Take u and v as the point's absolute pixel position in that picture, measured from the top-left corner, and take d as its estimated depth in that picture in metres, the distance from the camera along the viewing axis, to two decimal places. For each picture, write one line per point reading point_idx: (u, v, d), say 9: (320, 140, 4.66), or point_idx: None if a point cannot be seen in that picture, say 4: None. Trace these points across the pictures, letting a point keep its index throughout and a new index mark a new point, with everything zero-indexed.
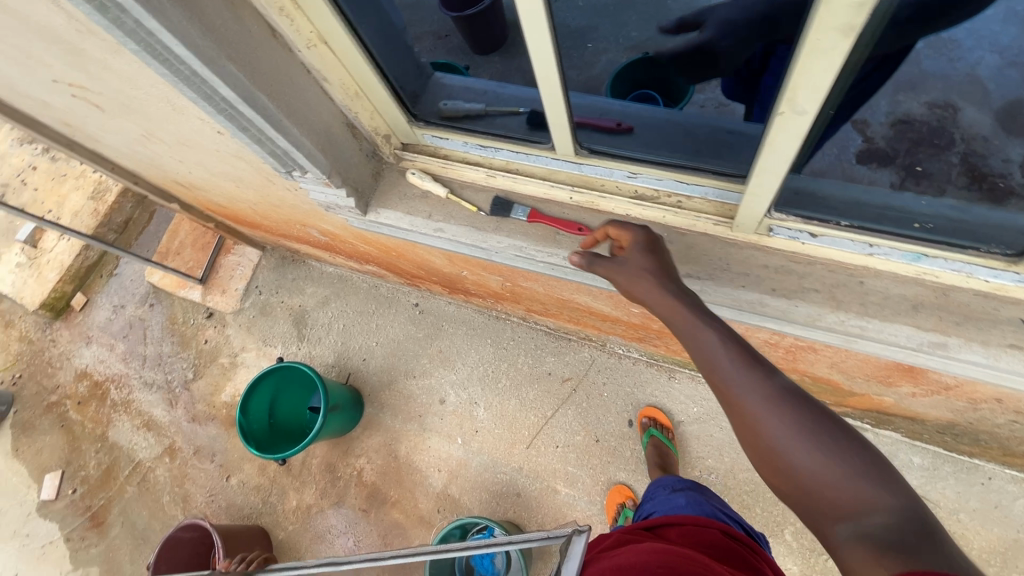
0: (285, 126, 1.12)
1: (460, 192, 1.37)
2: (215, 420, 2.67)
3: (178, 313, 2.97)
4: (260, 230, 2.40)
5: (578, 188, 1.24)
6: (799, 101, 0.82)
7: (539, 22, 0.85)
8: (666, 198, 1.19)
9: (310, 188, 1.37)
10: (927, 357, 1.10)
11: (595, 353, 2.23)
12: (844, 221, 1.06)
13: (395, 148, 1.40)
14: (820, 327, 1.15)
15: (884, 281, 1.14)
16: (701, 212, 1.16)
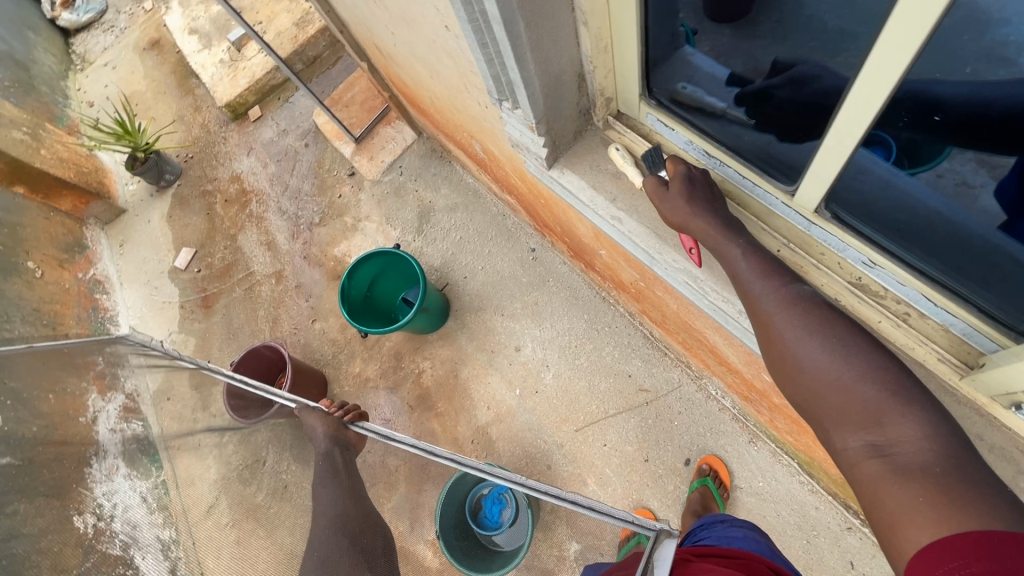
0: (526, 60, 1.08)
1: None
2: (322, 267, 2.90)
3: (327, 159, 3.17)
4: (426, 118, 2.43)
5: (794, 244, 1.14)
6: None
7: (891, 71, 0.76)
8: (893, 303, 1.05)
9: (509, 122, 1.34)
10: None
11: (684, 379, 2.10)
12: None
13: (609, 114, 1.33)
14: None
15: None
16: (930, 339, 1.01)
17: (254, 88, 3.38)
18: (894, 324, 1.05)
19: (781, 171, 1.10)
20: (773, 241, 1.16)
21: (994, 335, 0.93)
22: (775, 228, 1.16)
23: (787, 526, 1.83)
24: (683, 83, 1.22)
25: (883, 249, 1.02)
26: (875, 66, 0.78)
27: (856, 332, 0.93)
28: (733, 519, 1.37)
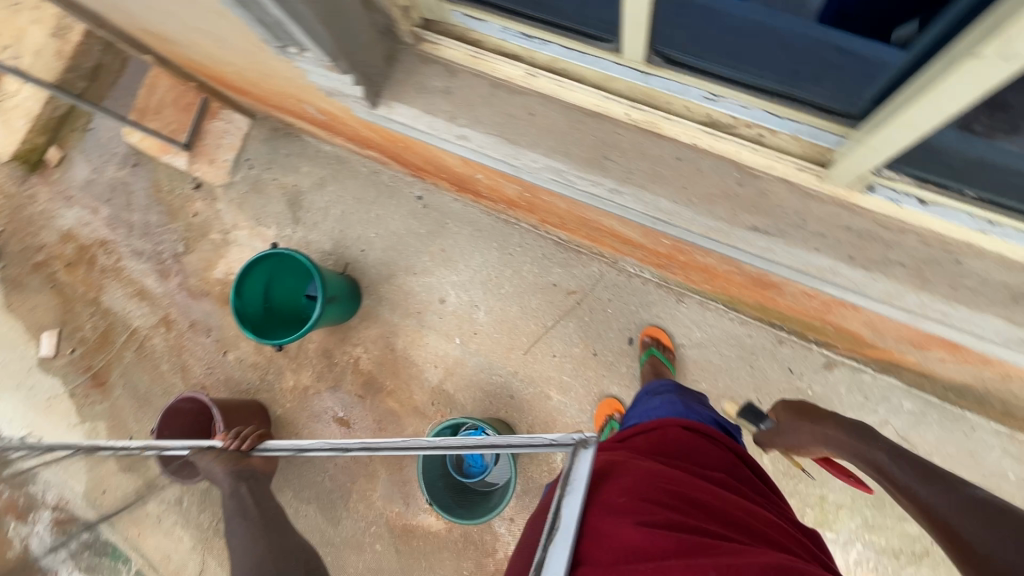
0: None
1: (495, 94, 1.17)
2: (209, 296, 2.62)
3: (163, 179, 2.77)
4: (248, 97, 2.13)
5: (637, 102, 1.08)
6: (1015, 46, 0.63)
7: None
8: (745, 129, 1.05)
9: (308, 69, 1.13)
10: (991, 346, 1.03)
11: (605, 269, 2.14)
12: (969, 190, 0.95)
13: (416, 26, 1.14)
14: (896, 305, 1.04)
15: (985, 263, 1.01)
16: (785, 152, 1.04)
17: (38, 127, 2.77)
18: (751, 150, 1.06)
19: (605, 32, 1.03)
20: (618, 107, 1.10)
21: (834, 128, 0.97)
22: (618, 95, 1.09)
23: (730, 361, 1.98)
24: None
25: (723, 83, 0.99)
26: None
27: (975, 494, 0.95)
28: (658, 389, 1.44)
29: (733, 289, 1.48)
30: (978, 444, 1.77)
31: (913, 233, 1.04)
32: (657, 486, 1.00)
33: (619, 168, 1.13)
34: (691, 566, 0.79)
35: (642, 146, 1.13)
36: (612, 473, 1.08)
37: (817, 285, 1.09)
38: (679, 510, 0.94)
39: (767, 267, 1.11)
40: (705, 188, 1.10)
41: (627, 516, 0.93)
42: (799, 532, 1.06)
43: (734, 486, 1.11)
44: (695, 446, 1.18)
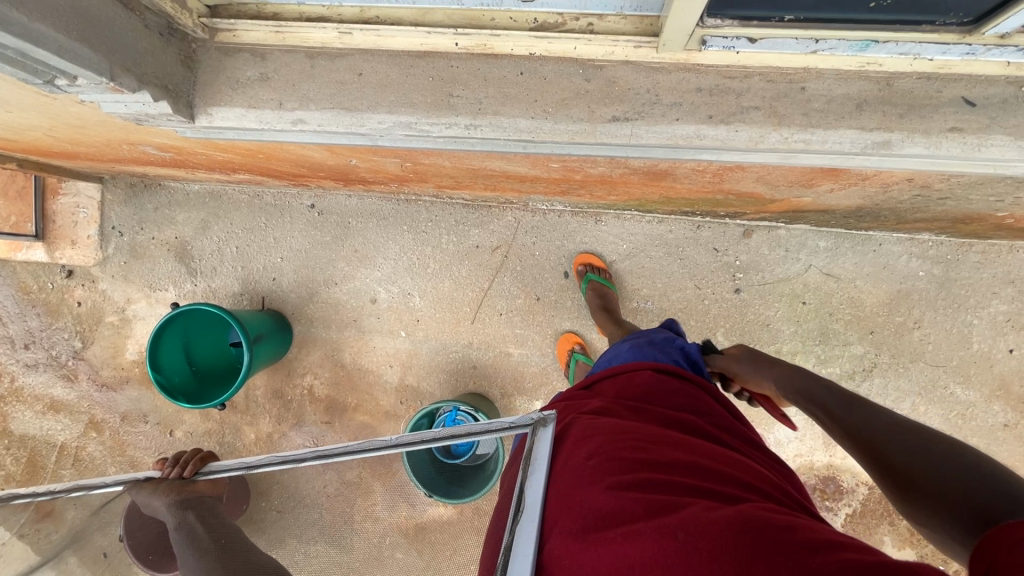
0: (8, 15, 0.74)
1: (314, 63, 1.05)
2: (131, 382, 2.41)
3: (28, 279, 2.46)
4: (81, 159, 1.89)
5: (461, 29, 0.95)
6: None
7: None
8: (573, 24, 0.94)
9: (95, 98, 1.01)
10: (866, 158, 1.00)
11: (519, 215, 2.12)
12: (791, 15, 0.84)
13: (200, 16, 1.02)
14: (761, 149, 1.00)
15: (826, 82, 0.97)
16: (619, 34, 0.93)
17: None
18: (586, 43, 0.95)
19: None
20: (443, 38, 0.98)
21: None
22: (438, 27, 0.96)
23: (661, 260, 2.04)
24: None
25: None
26: None
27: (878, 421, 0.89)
28: (629, 337, 1.50)
29: (638, 191, 1.49)
30: (888, 256, 1.92)
31: (756, 74, 0.98)
32: (628, 442, 0.95)
33: (469, 101, 1.03)
34: (659, 528, 0.73)
35: (481, 72, 1.03)
36: (579, 435, 1.04)
37: (690, 154, 1.04)
38: (651, 463, 0.89)
39: (642, 150, 1.04)
40: (556, 94, 1.01)
41: (598, 484, 0.88)
42: (776, 471, 1.01)
43: (705, 426, 1.07)
44: (663, 385, 1.18)
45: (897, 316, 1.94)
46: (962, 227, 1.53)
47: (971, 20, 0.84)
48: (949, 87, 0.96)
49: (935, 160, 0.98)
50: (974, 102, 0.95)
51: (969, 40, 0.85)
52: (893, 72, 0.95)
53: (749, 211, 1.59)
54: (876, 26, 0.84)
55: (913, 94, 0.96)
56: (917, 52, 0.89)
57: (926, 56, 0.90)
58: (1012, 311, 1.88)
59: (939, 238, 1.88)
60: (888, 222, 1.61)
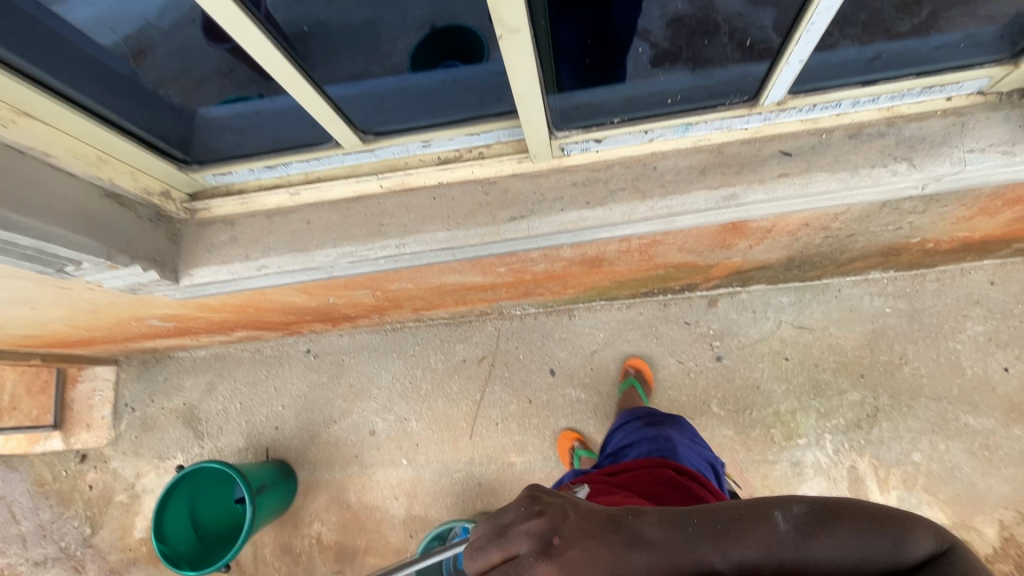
0: (19, 220, 0.95)
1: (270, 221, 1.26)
2: (138, 562, 2.35)
3: (43, 471, 2.53)
4: (98, 344, 2.10)
5: (383, 174, 1.18)
6: (506, 19, 0.75)
7: (242, 21, 0.78)
8: (468, 154, 1.15)
9: (98, 278, 1.20)
10: (727, 211, 1.14)
11: (498, 323, 2.24)
12: (618, 118, 1.06)
13: (182, 202, 1.25)
14: (638, 220, 1.15)
15: (671, 160, 1.14)
16: (503, 155, 1.14)
17: None
18: (479, 162, 1.15)
19: (315, 137, 1.09)
20: (370, 183, 1.20)
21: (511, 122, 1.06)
22: (358, 174, 1.19)
23: (639, 341, 2.12)
24: (218, 131, 1.15)
25: (414, 129, 1.08)
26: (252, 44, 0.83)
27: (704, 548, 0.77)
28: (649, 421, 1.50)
29: (589, 281, 1.63)
30: (851, 299, 2.00)
31: (615, 164, 1.16)
32: None
33: (398, 227, 1.21)
34: None
35: (403, 203, 1.21)
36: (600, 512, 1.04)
37: (591, 234, 1.19)
38: None
39: (547, 240, 1.20)
40: (464, 208, 1.18)
41: None
42: None
43: None
44: (687, 484, 1.18)
45: (881, 355, 1.95)
46: (895, 259, 1.64)
47: (750, 95, 1.03)
48: (767, 145, 1.11)
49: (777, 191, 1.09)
50: (790, 152, 1.10)
51: (757, 109, 1.04)
52: (719, 142, 1.12)
53: (696, 279, 1.71)
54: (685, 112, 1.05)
55: (741, 155, 1.11)
56: (727, 125, 1.08)
57: (738, 126, 1.09)
58: (989, 331, 1.90)
59: (890, 274, 1.97)
60: (830, 267, 1.72)
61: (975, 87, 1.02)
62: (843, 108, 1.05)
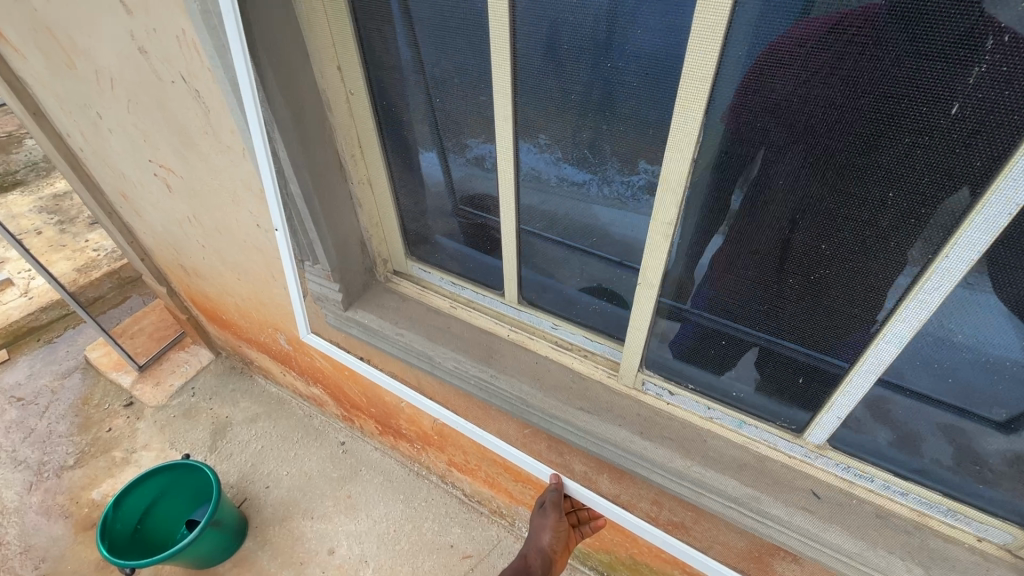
0: (319, 224, 1.22)
1: (426, 316, 1.38)
2: (67, 518, 2.34)
3: (97, 393, 2.85)
4: (228, 331, 2.56)
5: (511, 328, 1.28)
6: (647, 275, 0.94)
7: (507, 202, 1.07)
8: (576, 351, 1.20)
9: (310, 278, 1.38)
10: (743, 515, 0.99)
11: (503, 533, 2.18)
12: (693, 384, 1.06)
13: (388, 272, 1.44)
14: (664, 472, 1.04)
15: (720, 443, 1.05)
16: (598, 363, 1.17)
17: (5, 330, 3.11)
18: (581, 359, 1.19)
19: (490, 279, 1.28)
20: (501, 328, 1.29)
21: (615, 343, 1.13)
22: (498, 317, 1.30)
23: None
24: (436, 249, 1.33)
25: (546, 309, 1.22)
26: (505, 217, 1.09)
27: None
28: None
29: (608, 538, 1.62)
30: None
31: (677, 420, 1.09)
32: None
33: (503, 363, 1.25)
34: None
35: (513, 355, 1.26)
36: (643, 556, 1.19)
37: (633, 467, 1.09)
38: None
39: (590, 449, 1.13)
40: (552, 380, 1.20)
41: None
42: None
43: None
44: None
45: None
46: None
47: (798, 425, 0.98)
48: (803, 479, 0.99)
49: (824, 547, 0.93)
50: (821, 496, 0.96)
51: (800, 441, 0.97)
52: (765, 450, 1.02)
53: None
54: (741, 408, 1.02)
55: (777, 472, 0.99)
56: (771, 440, 1.01)
57: (782, 448, 1.00)
58: None
59: None
60: None
61: (997, 539, 0.86)
62: (876, 486, 0.93)
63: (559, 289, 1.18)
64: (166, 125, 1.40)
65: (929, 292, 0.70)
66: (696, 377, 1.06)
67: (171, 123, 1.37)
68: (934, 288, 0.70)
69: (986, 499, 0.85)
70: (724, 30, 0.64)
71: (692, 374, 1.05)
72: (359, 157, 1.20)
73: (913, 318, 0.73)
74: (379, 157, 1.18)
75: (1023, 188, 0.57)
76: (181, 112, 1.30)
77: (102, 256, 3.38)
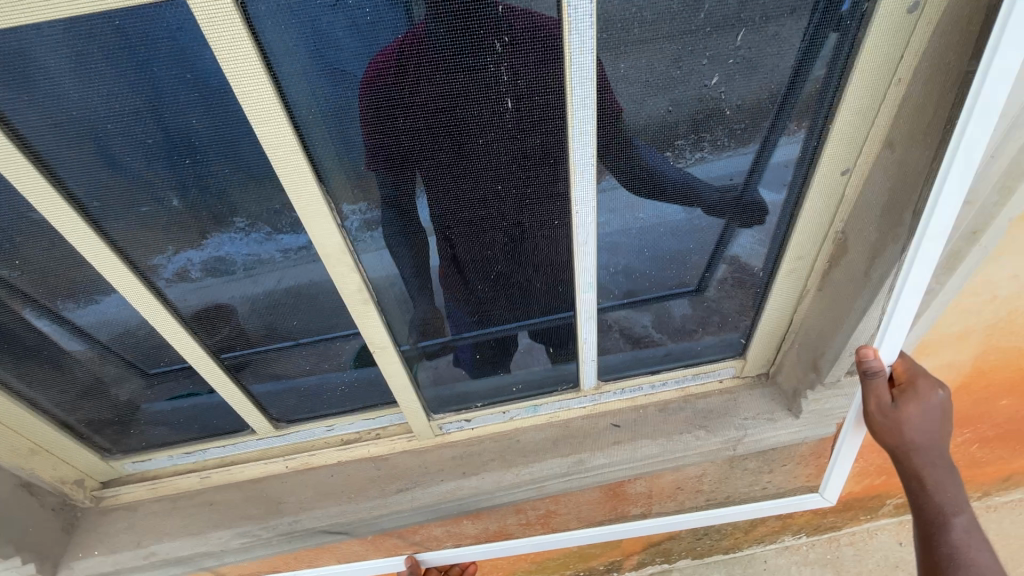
0: None
1: (175, 509, 1.08)
2: None
3: None
4: None
5: (286, 456, 1.09)
6: (376, 340, 0.91)
7: (190, 342, 0.90)
8: (364, 437, 1.09)
9: None
10: (578, 480, 1.05)
11: None
12: (481, 401, 1.07)
13: (93, 490, 1.08)
14: (502, 494, 1.04)
15: (530, 433, 1.09)
16: (391, 436, 1.08)
17: None
18: (374, 442, 1.08)
19: (229, 424, 1.06)
20: (274, 465, 1.09)
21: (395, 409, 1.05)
22: (263, 457, 1.09)
23: None
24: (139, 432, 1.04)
25: (310, 417, 1.07)
26: (196, 356, 0.92)
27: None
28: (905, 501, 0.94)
29: None
30: None
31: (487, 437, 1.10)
32: None
33: (296, 500, 1.06)
34: None
35: (303, 483, 1.08)
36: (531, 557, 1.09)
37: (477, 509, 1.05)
38: None
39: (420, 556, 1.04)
40: (356, 483, 1.07)
41: None
42: None
43: None
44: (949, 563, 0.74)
45: None
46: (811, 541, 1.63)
47: (572, 381, 1.06)
48: (602, 419, 1.09)
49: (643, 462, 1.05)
50: (620, 423, 1.08)
51: (583, 391, 1.07)
52: (565, 414, 1.09)
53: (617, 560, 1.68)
54: (527, 395, 1.07)
55: (582, 428, 1.08)
56: (564, 405, 1.08)
57: (575, 405, 1.09)
58: None
59: None
60: None
61: (729, 373, 1.09)
62: (649, 390, 1.09)
63: (309, 391, 1.04)
64: None
65: (583, 238, 0.82)
66: (478, 393, 1.06)
67: None
68: (585, 234, 0.82)
69: (708, 351, 1.06)
70: (281, 99, 0.62)
71: (473, 393, 1.06)
72: None
73: (588, 262, 0.86)
74: None
75: (587, 142, 0.71)
76: None
77: None
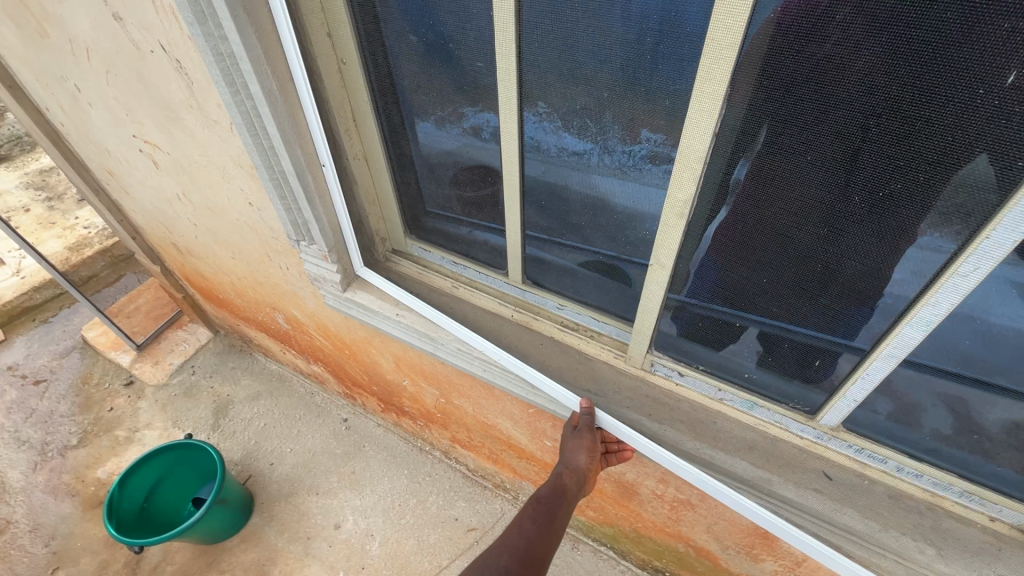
0: (313, 201, 1.20)
1: (427, 295, 1.34)
2: (75, 497, 2.34)
3: (96, 373, 2.84)
4: (225, 309, 2.52)
5: (516, 307, 1.24)
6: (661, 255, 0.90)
7: (513, 181, 1.00)
8: (580, 330, 1.17)
9: (306, 258, 1.38)
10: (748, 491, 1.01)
11: (506, 506, 2.20)
12: (703, 365, 1.03)
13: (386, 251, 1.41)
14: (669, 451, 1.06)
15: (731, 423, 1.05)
16: (603, 343, 1.14)
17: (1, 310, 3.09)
18: (587, 340, 1.16)
19: (492, 259, 1.23)
20: (505, 309, 1.26)
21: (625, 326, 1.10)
22: (500, 296, 1.26)
23: None
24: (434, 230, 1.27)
25: (551, 289, 1.18)
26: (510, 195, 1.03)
27: None
28: None
29: (612, 512, 1.64)
30: None
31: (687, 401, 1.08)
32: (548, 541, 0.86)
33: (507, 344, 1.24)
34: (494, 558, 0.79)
35: (518, 336, 1.24)
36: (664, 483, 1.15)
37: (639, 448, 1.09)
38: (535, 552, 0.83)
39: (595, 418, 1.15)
40: (556, 362, 1.19)
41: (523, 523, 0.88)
42: None
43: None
44: None
45: None
46: None
47: (812, 407, 0.95)
48: (813, 460, 0.98)
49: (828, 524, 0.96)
50: (833, 476, 0.96)
51: (816, 423, 0.95)
52: (778, 432, 1.00)
53: None
54: (754, 390, 0.99)
55: (788, 455, 0.99)
56: (783, 422, 0.98)
57: (793, 430, 0.98)
58: None
59: None
60: None
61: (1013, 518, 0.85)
62: (891, 468, 0.91)
63: (565, 271, 1.13)
64: (145, 96, 1.32)
65: (952, 286, 0.66)
66: (704, 357, 1.02)
67: (152, 95, 1.30)
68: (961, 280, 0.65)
69: (1007, 481, 0.83)
70: None
71: (700, 354, 1.02)
72: (354, 132, 1.14)
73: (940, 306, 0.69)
74: (374, 133, 1.11)
75: None
76: (163, 84, 1.23)
77: (94, 233, 3.28)
